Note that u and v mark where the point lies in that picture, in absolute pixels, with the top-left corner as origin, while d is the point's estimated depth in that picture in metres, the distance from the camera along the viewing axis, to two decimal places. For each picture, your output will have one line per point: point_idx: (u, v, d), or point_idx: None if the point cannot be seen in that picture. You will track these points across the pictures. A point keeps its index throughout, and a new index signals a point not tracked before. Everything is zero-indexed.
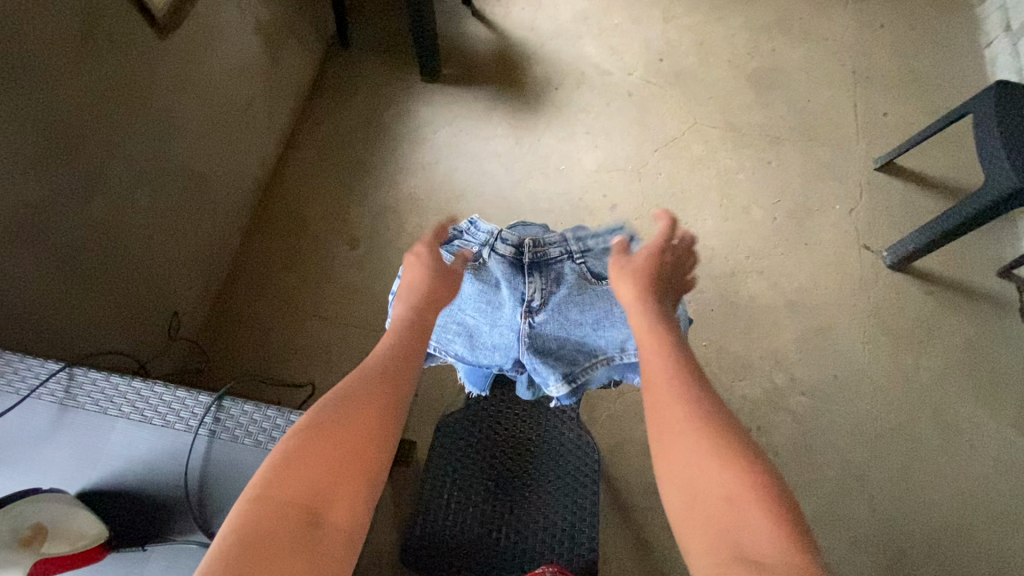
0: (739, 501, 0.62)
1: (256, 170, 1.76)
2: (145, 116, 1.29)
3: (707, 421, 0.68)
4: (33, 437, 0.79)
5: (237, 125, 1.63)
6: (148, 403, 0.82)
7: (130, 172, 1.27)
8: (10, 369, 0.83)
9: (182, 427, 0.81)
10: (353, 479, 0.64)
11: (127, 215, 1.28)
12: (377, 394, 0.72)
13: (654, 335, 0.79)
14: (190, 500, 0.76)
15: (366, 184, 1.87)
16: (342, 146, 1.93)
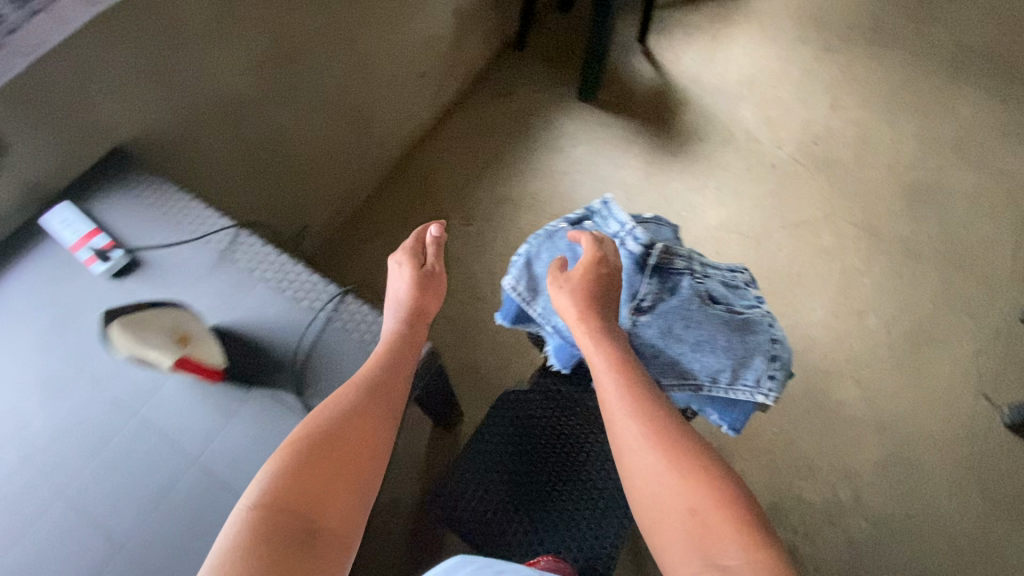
0: (704, 514, 0.72)
1: (410, 130, 1.94)
2: (342, 57, 1.46)
3: (672, 452, 0.77)
4: (193, 269, 0.93)
5: (410, 86, 1.81)
6: (285, 276, 0.93)
7: (315, 99, 1.45)
8: (193, 210, 0.98)
9: (306, 305, 0.91)
10: (344, 487, 0.71)
11: (299, 129, 1.45)
12: (361, 403, 0.78)
13: (616, 390, 0.84)
14: (292, 366, 0.85)
15: (497, 172, 2.00)
16: (488, 133, 2.07)
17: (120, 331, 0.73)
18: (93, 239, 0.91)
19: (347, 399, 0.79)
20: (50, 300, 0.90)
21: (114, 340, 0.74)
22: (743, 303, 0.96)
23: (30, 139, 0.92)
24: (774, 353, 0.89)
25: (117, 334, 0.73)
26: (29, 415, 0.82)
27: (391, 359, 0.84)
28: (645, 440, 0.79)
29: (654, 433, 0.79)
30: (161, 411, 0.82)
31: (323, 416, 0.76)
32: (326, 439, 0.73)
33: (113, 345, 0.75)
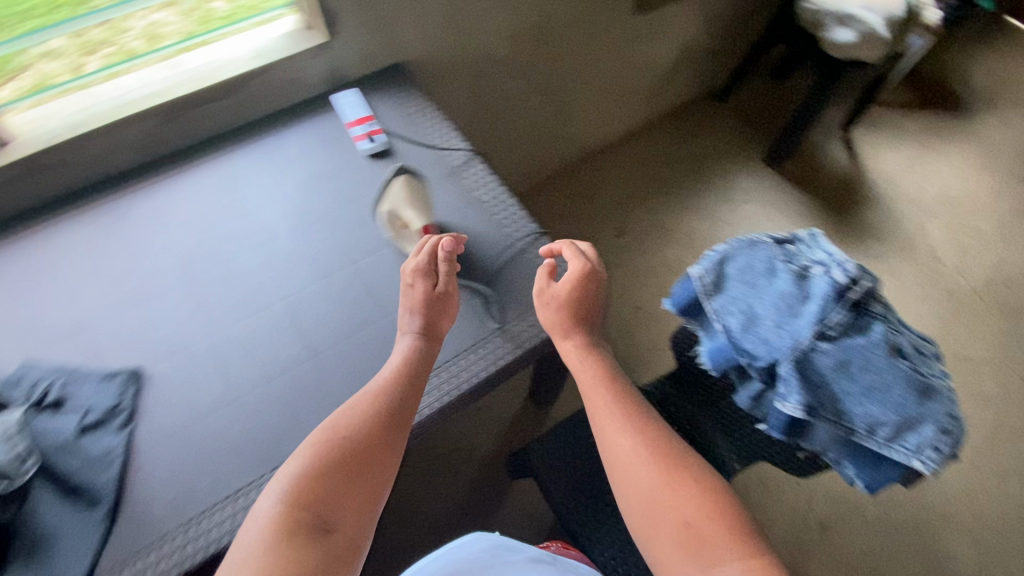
0: (696, 522, 0.67)
1: (600, 136, 2.06)
2: (580, 51, 1.60)
3: (669, 468, 0.72)
4: (429, 173, 1.09)
5: (617, 97, 1.92)
6: (499, 204, 1.06)
7: (544, 82, 1.61)
8: (442, 128, 1.15)
9: (508, 232, 1.02)
10: (354, 489, 0.69)
11: (519, 101, 1.61)
12: (375, 408, 0.76)
13: (607, 405, 0.79)
14: (484, 276, 0.97)
15: (664, 199, 2.04)
16: (667, 163, 2.12)
17: (400, 183, 0.98)
18: (366, 122, 1.11)
19: (359, 404, 0.76)
20: (319, 159, 1.10)
21: (390, 189, 0.99)
22: (932, 376, 0.80)
23: (351, 36, 1.12)
24: (947, 433, 0.75)
25: (396, 185, 0.99)
26: (279, 236, 1.02)
27: (408, 367, 0.81)
28: (641, 459, 0.74)
29: (651, 448, 0.75)
30: (374, 271, 0.98)
31: (335, 422, 0.74)
32: (341, 450, 0.71)
33: (385, 192, 0.99)
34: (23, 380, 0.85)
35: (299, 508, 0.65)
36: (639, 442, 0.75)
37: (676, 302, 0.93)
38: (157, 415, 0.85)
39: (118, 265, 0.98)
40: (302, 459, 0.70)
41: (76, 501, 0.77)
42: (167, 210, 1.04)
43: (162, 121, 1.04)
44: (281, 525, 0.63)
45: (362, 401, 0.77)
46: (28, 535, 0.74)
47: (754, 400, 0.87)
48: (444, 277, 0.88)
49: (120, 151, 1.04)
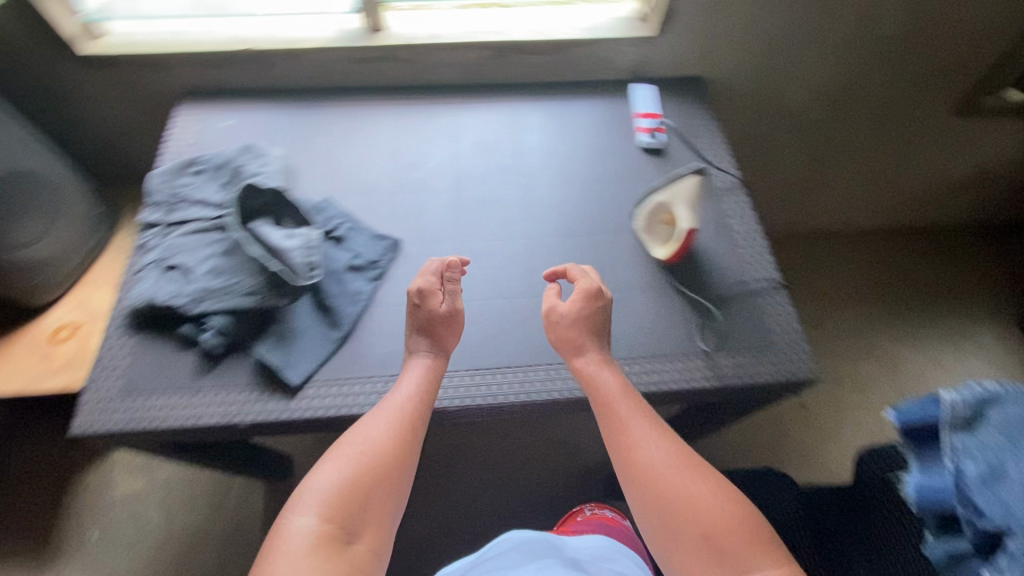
0: (723, 534, 0.63)
1: (859, 221, 1.79)
2: (880, 130, 1.48)
3: (685, 482, 0.69)
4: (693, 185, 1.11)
5: (898, 193, 1.70)
6: (750, 239, 1.05)
7: (825, 142, 1.50)
8: (719, 149, 1.17)
9: (749, 270, 1.01)
10: (380, 500, 0.71)
11: (790, 155, 1.53)
12: (396, 424, 0.77)
13: (619, 418, 0.77)
14: (710, 299, 0.98)
15: (911, 312, 1.67)
16: (932, 276, 1.74)
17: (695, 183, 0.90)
18: (653, 119, 1.17)
19: (379, 419, 0.78)
20: (599, 135, 1.19)
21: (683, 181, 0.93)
22: None
23: (674, 39, 1.20)
24: None
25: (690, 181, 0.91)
26: (542, 185, 1.12)
27: (422, 386, 0.83)
28: (654, 473, 0.70)
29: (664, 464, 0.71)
30: (611, 249, 1.03)
31: (357, 437, 0.75)
32: (358, 466, 0.71)
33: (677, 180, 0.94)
34: (320, 210, 1.04)
35: (324, 515, 0.66)
36: (652, 463, 0.71)
37: (903, 418, 0.59)
38: (400, 282, 0.99)
39: (411, 155, 1.15)
40: (332, 471, 0.71)
41: (325, 317, 0.94)
42: (461, 128, 1.20)
43: (492, 56, 1.20)
44: (312, 529, 0.64)
45: (385, 416, 0.78)
46: (288, 324, 0.92)
47: (954, 562, 0.53)
48: (455, 305, 0.90)
49: (450, 67, 1.22)
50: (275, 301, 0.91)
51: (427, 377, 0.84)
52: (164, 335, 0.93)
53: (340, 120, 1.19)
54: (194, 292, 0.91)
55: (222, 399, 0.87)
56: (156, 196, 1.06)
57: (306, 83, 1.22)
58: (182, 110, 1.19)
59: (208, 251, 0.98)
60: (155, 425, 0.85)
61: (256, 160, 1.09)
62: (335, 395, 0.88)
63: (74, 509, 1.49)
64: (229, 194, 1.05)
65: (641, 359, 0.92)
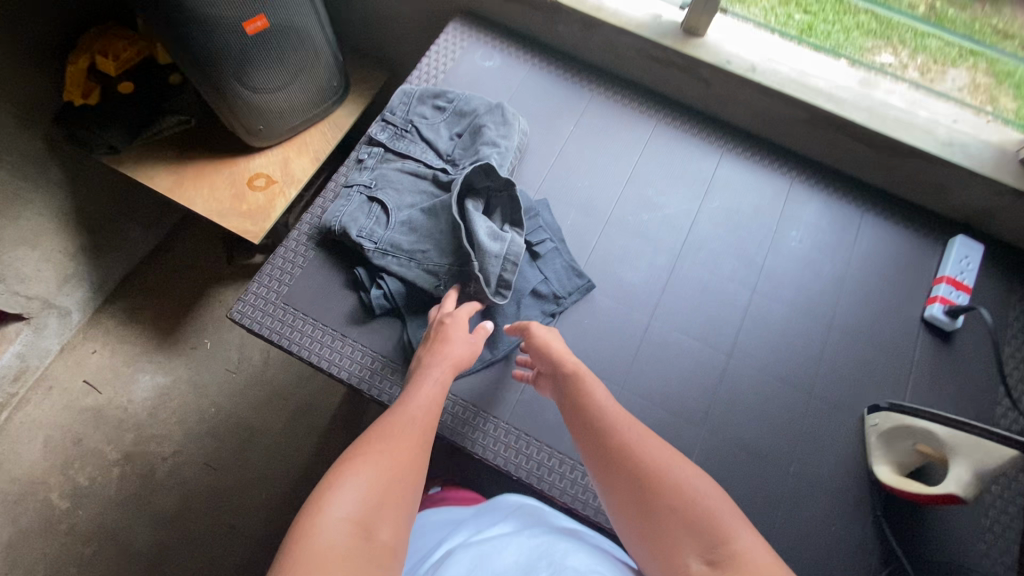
0: (693, 502, 0.60)
1: None
2: None
3: (651, 461, 0.65)
4: (965, 402, 0.85)
5: None
6: (1004, 512, 0.78)
7: None
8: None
9: (979, 552, 0.76)
10: (400, 505, 0.60)
11: None
12: (415, 430, 0.67)
13: (574, 409, 0.74)
14: (906, 558, 0.76)
15: None
16: None
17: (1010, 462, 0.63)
18: (958, 291, 0.90)
19: (396, 422, 0.68)
20: (876, 274, 0.94)
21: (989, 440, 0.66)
22: None
23: None
24: None
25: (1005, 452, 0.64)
26: (775, 299, 0.92)
27: (437, 390, 0.75)
28: (617, 457, 0.67)
29: (626, 445, 0.67)
30: (819, 427, 0.84)
31: (378, 435, 0.66)
32: (374, 460, 0.62)
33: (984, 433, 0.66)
34: (534, 216, 0.92)
35: (345, 506, 0.56)
36: (611, 448, 0.68)
37: None
38: (572, 331, 0.88)
39: (650, 190, 0.98)
40: (362, 468, 0.61)
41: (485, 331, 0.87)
42: (721, 185, 0.99)
43: (805, 121, 0.96)
44: (332, 521, 0.54)
45: (401, 422, 0.68)
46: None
47: None
48: (472, 339, 0.81)
49: (747, 110, 1.00)
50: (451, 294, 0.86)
51: (434, 368, 0.76)
52: (338, 265, 0.90)
53: (597, 113, 1.04)
54: (383, 243, 0.87)
55: (359, 358, 0.85)
56: (392, 114, 1.00)
57: (584, 55, 1.08)
58: (452, 29, 1.10)
59: (413, 200, 0.93)
60: (293, 350, 0.84)
61: (497, 125, 0.97)
62: (448, 412, 0.83)
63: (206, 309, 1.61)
64: (457, 149, 0.97)
65: None
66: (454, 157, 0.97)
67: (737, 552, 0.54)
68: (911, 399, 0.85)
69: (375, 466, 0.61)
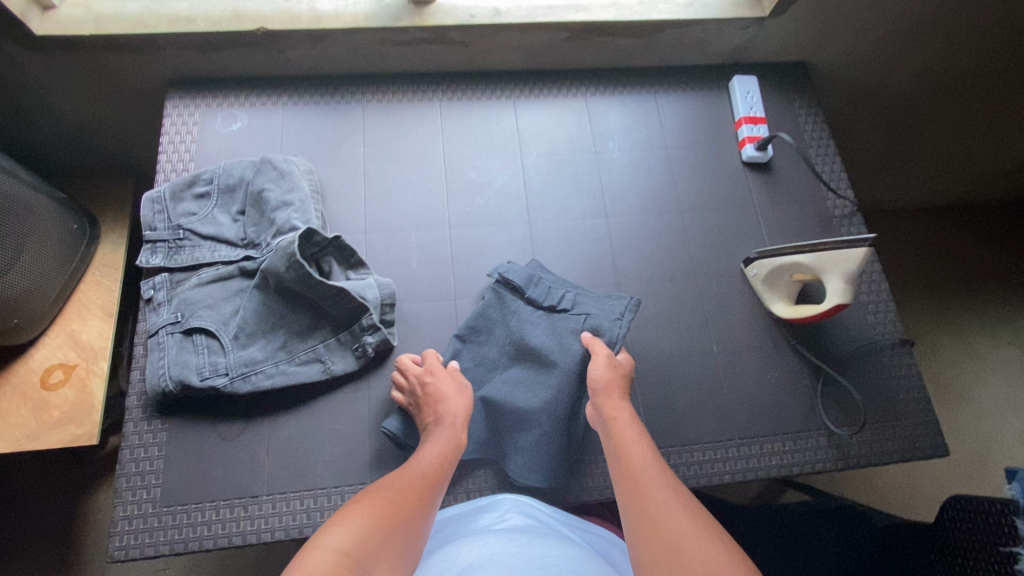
0: (724, 557, 0.54)
1: (936, 201, 1.64)
2: (991, 114, 1.28)
3: (699, 513, 0.60)
4: (803, 214, 0.96)
5: (994, 174, 1.52)
6: (870, 281, 0.92)
7: (931, 119, 1.29)
8: (833, 166, 1.00)
9: (869, 323, 0.90)
10: (394, 551, 0.56)
11: (884, 132, 1.33)
12: (420, 480, 0.65)
13: (634, 453, 0.68)
14: (829, 362, 0.86)
15: (988, 320, 1.57)
16: (1016, 275, 1.61)
17: (863, 253, 0.70)
18: (758, 126, 0.98)
19: (406, 474, 0.65)
20: (691, 143, 1.00)
21: (847, 246, 0.71)
22: None
23: (790, 20, 0.98)
24: None
25: (855, 250, 0.70)
26: (627, 211, 0.95)
27: (443, 441, 0.71)
28: (660, 499, 0.62)
29: (676, 496, 0.63)
30: (720, 300, 0.90)
31: (384, 485, 0.63)
32: (380, 506, 0.59)
33: (834, 244, 0.72)
34: (537, 281, 0.85)
35: (339, 542, 0.53)
36: (657, 494, 0.63)
37: None
38: (479, 344, 0.84)
39: (470, 170, 0.95)
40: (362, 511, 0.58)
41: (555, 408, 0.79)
42: (528, 133, 0.98)
43: (568, 38, 0.96)
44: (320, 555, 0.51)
45: (407, 475, 0.65)
46: (518, 413, 0.79)
47: None
48: (457, 386, 0.77)
49: (513, 51, 0.97)
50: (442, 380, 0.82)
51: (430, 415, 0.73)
52: (198, 423, 0.76)
53: (379, 122, 0.96)
54: (234, 368, 0.75)
55: (286, 508, 0.74)
56: (154, 231, 0.83)
57: (332, 69, 0.97)
58: (172, 107, 0.93)
59: (234, 305, 0.80)
60: (212, 545, 0.72)
61: (276, 181, 0.84)
62: None
63: (95, 520, 1.14)
64: (249, 228, 0.84)
65: (759, 439, 0.82)
66: (250, 237, 0.84)
67: None
68: (768, 234, 0.95)
69: (377, 508, 0.59)
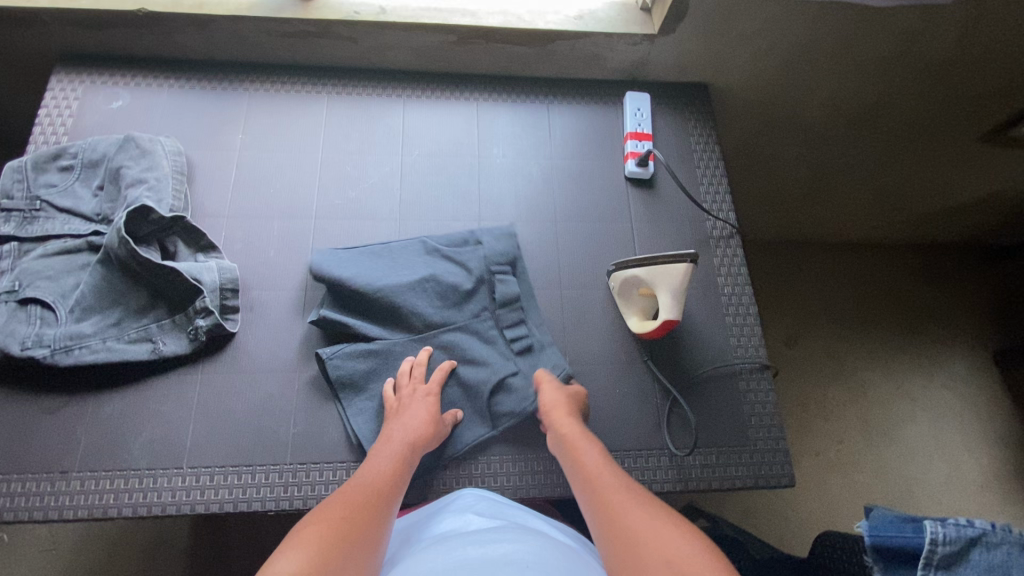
0: (684, 547, 0.54)
1: (868, 236, 1.63)
2: (908, 149, 1.28)
3: (657, 509, 0.60)
4: (680, 231, 0.96)
5: (922, 212, 1.51)
6: (738, 301, 0.91)
7: (848, 150, 1.29)
8: (718, 186, 1.00)
9: (731, 344, 0.88)
10: (355, 556, 0.54)
11: (803, 161, 1.32)
12: (371, 489, 0.63)
13: (588, 464, 0.68)
14: (682, 381, 0.85)
15: (913, 359, 1.54)
16: (945, 315, 1.59)
17: (683, 268, 0.70)
18: (642, 142, 0.99)
19: (357, 488, 0.62)
20: (578, 154, 1.00)
21: (671, 260, 0.72)
22: None
23: (681, 40, 0.98)
24: None
25: (677, 265, 0.71)
26: (500, 215, 0.95)
27: (395, 452, 0.70)
28: (620, 500, 0.62)
29: (631, 495, 0.62)
30: (580, 311, 0.89)
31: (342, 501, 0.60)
32: (333, 516, 0.57)
33: (659, 258, 0.72)
34: (503, 281, 0.87)
35: (296, 558, 0.50)
36: (613, 498, 0.62)
37: None
38: (324, 337, 0.83)
39: (347, 164, 0.94)
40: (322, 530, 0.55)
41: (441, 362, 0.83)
42: (413, 132, 0.98)
43: (457, 42, 0.96)
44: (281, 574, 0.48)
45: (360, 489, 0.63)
46: None
47: None
48: (429, 409, 0.75)
49: (405, 51, 0.98)
50: (329, 308, 0.82)
51: (394, 431, 0.73)
52: (19, 394, 0.75)
53: (263, 110, 0.96)
54: (58, 340, 0.74)
55: (93, 486, 0.72)
56: (10, 199, 0.83)
57: (222, 56, 0.98)
58: (56, 82, 0.93)
59: (77, 279, 0.80)
60: (7, 519, 0.69)
61: (136, 159, 0.85)
62: (203, 489, 0.74)
63: None
64: (105, 204, 0.84)
65: None
66: (105, 213, 0.84)
67: None
68: (640, 250, 0.95)
69: (335, 519, 0.56)
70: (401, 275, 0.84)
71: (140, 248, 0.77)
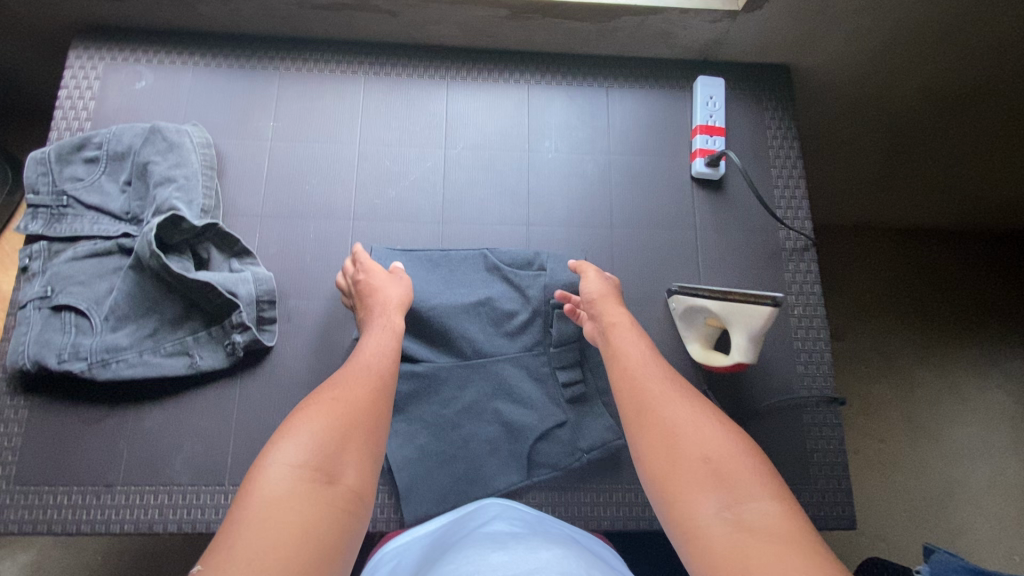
0: (720, 453, 0.54)
1: None
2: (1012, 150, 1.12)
3: (698, 408, 0.59)
4: (749, 243, 0.87)
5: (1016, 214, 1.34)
6: (808, 325, 0.84)
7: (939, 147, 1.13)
8: (794, 189, 0.89)
9: (797, 373, 0.82)
10: (356, 444, 0.56)
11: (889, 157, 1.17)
12: (367, 376, 0.63)
13: (631, 359, 0.67)
14: (742, 411, 0.79)
15: None
16: None
17: (769, 312, 0.63)
18: (714, 138, 0.88)
19: (352, 376, 0.63)
20: (639, 149, 0.90)
21: (755, 296, 0.64)
22: None
23: (768, 17, 0.84)
24: None
25: (763, 307, 0.63)
26: (551, 218, 0.87)
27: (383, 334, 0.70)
28: (656, 396, 0.61)
29: (670, 395, 0.62)
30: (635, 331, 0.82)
31: (340, 388, 0.61)
32: (334, 407, 0.58)
33: (742, 294, 0.65)
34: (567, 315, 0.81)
35: (300, 456, 0.52)
36: (655, 391, 0.62)
37: None
38: None
39: (387, 156, 0.87)
40: (317, 419, 0.55)
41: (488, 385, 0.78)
42: (458, 120, 0.89)
43: (509, 17, 0.85)
44: (287, 471, 0.50)
45: (354, 377, 0.63)
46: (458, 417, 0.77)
47: None
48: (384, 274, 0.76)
49: (450, 26, 0.87)
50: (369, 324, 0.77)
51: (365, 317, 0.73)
52: (61, 403, 0.74)
53: (293, 93, 0.88)
54: (94, 353, 0.72)
55: (138, 501, 0.71)
56: (36, 195, 0.78)
57: (249, 29, 0.88)
58: (75, 58, 0.86)
59: (109, 284, 0.76)
60: (56, 530, 0.70)
61: (162, 153, 0.78)
62: None
63: None
64: (133, 202, 0.79)
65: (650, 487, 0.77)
66: (134, 212, 0.79)
67: (758, 508, 0.49)
68: (703, 262, 0.86)
69: (332, 410, 0.57)
70: (459, 294, 0.82)
71: (171, 259, 0.72)
